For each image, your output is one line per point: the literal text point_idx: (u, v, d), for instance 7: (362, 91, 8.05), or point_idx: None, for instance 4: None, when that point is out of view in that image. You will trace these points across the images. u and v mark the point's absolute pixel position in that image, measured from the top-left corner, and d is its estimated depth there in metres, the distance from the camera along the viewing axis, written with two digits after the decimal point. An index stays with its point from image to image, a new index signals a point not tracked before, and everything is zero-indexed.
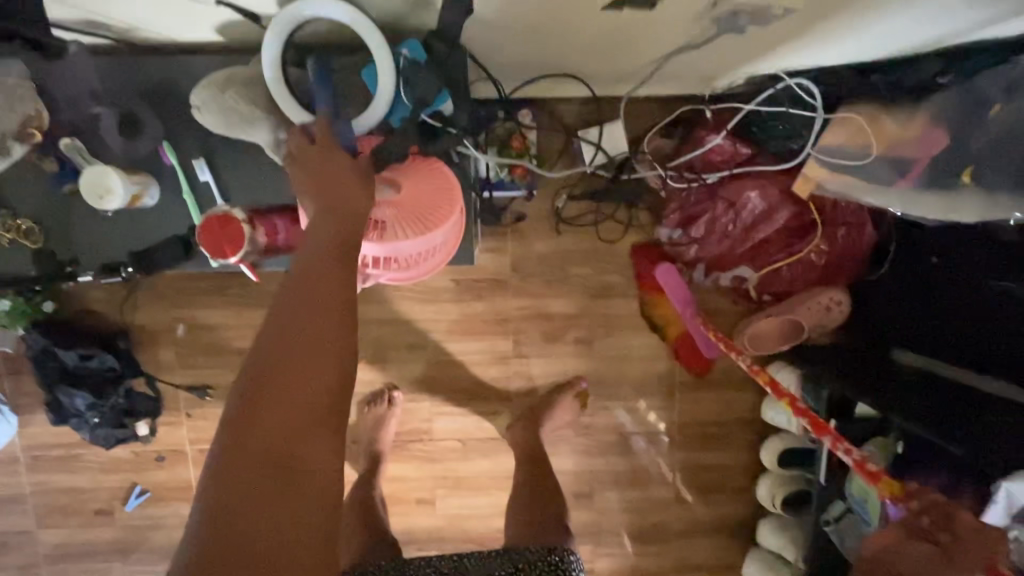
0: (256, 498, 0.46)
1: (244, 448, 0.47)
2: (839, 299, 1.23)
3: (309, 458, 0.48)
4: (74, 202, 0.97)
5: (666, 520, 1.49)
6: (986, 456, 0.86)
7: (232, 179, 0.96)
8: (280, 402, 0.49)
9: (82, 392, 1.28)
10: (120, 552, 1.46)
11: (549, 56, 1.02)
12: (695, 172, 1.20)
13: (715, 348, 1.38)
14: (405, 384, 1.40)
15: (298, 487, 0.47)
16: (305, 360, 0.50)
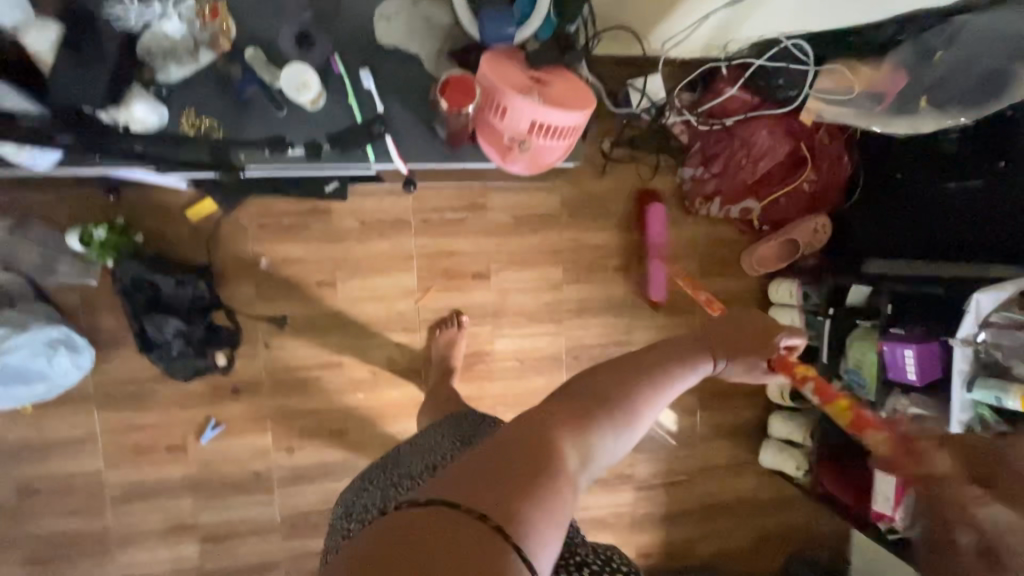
0: (503, 466, 0.59)
1: (538, 415, 0.65)
2: (823, 223, 1.54)
3: (527, 469, 0.59)
4: (251, 105, 1.09)
5: (693, 425, 1.74)
6: (958, 288, 1.20)
7: (389, 85, 1.11)
8: (570, 410, 0.66)
9: (174, 317, 1.35)
10: (191, 488, 1.50)
11: (621, 10, 1.31)
12: (716, 118, 1.49)
13: (662, 291, 1.64)
14: (470, 310, 1.58)
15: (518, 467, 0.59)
16: (602, 399, 0.68)
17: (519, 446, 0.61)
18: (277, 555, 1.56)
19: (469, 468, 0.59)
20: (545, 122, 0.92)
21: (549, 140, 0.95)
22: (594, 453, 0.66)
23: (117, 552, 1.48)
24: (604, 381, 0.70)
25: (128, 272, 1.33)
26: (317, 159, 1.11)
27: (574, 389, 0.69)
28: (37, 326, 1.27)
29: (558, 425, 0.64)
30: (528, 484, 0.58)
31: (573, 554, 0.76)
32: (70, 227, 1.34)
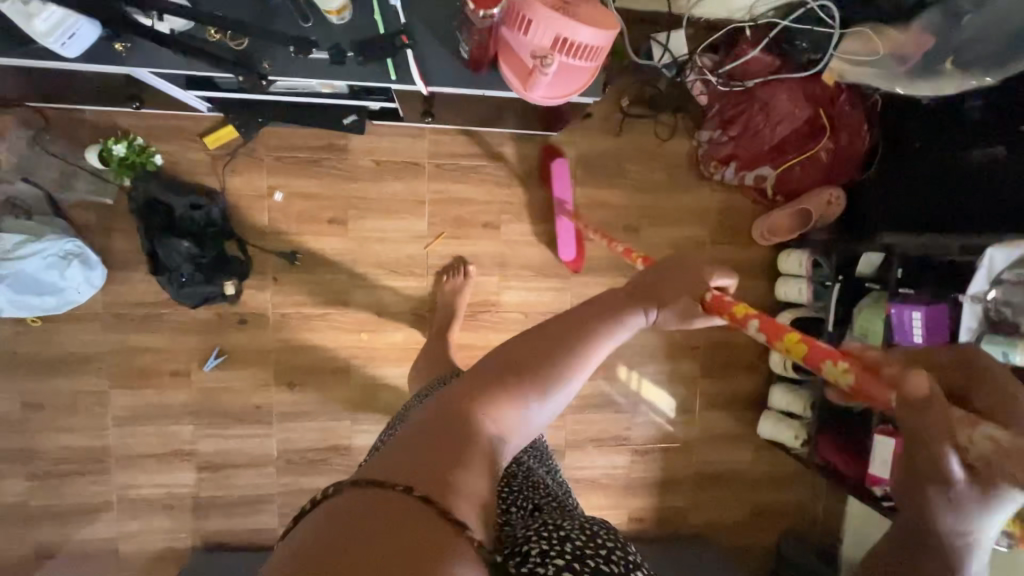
0: (414, 453, 0.53)
1: (452, 396, 0.59)
2: (837, 196, 1.53)
3: (439, 454, 0.54)
4: (277, 13, 0.98)
5: (692, 391, 1.74)
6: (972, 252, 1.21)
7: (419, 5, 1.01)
8: (488, 382, 0.60)
9: (187, 240, 1.37)
10: (192, 415, 1.52)
11: None
12: (737, 79, 1.48)
13: (571, 250, 1.56)
14: (478, 259, 1.58)
15: (429, 452, 0.53)
16: (524, 367, 0.61)
17: (432, 433, 0.55)
18: (272, 489, 1.57)
19: (390, 453, 0.54)
20: (568, 37, 0.90)
21: (569, 58, 0.93)
22: (522, 419, 0.60)
23: (115, 473, 1.50)
24: (535, 341, 0.62)
25: (145, 190, 1.36)
26: (340, 67, 0.99)
27: (490, 362, 0.62)
28: (53, 236, 1.29)
29: (478, 395, 0.58)
30: (448, 460, 0.53)
31: (555, 528, 0.62)
32: (90, 144, 1.36)
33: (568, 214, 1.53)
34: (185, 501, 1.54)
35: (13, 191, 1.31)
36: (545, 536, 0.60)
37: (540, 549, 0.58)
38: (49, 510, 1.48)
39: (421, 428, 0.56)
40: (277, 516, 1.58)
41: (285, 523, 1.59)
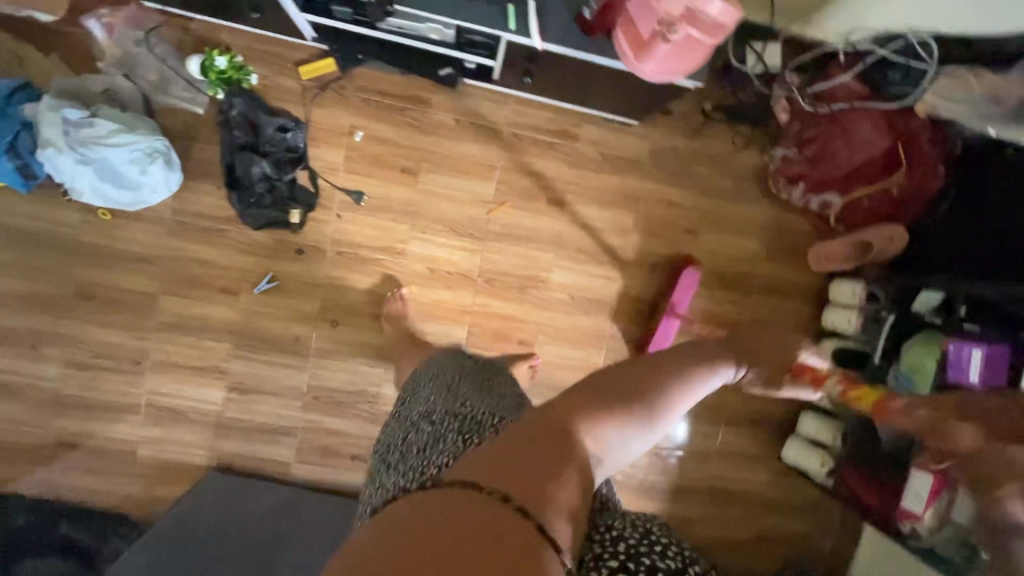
0: (525, 451, 0.56)
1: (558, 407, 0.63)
2: (898, 234, 1.52)
3: (545, 460, 0.56)
4: None
5: (721, 405, 1.74)
6: None
7: None
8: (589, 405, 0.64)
9: (266, 160, 1.42)
10: (231, 334, 1.52)
11: None
12: (822, 101, 1.51)
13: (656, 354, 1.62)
14: (536, 233, 1.60)
15: (538, 454, 0.56)
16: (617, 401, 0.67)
17: (541, 437, 0.58)
18: (293, 423, 1.57)
19: (486, 455, 0.55)
20: (699, 10, 0.91)
21: (694, 32, 0.94)
22: (617, 446, 0.65)
23: (149, 376, 1.51)
24: (626, 380, 0.71)
25: (235, 105, 1.39)
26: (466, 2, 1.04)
27: (589, 386, 0.68)
28: (143, 132, 1.31)
29: (584, 414, 0.63)
30: (549, 470, 0.55)
31: (606, 529, 0.69)
32: (192, 54, 1.40)
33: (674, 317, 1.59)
34: (210, 418, 1.54)
35: (114, 86, 1.36)
36: (596, 541, 0.67)
37: (592, 554, 0.65)
38: (81, 401, 1.50)
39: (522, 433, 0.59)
40: (293, 451, 1.57)
41: (300, 459, 1.58)
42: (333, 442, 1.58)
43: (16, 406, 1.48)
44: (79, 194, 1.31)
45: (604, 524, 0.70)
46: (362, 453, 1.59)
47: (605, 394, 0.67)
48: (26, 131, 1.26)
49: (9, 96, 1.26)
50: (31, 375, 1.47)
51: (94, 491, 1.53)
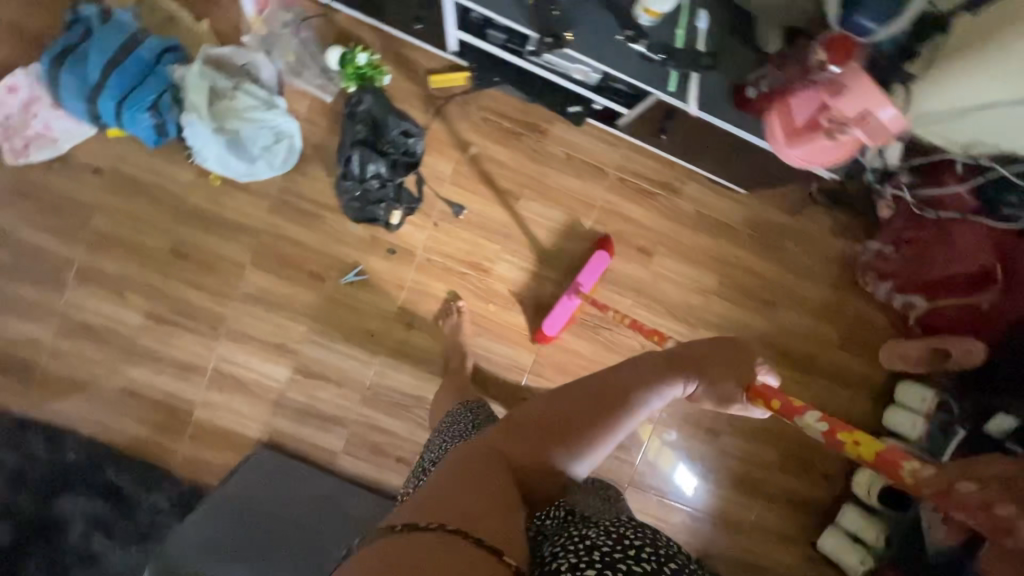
0: (465, 478, 0.69)
1: (503, 436, 0.78)
2: (979, 348, 1.49)
3: (484, 477, 0.70)
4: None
5: (763, 479, 1.74)
6: None
7: (717, 37, 1.06)
8: (529, 426, 0.80)
9: (381, 161, 1.43)
10: (309, 317, 1.55)
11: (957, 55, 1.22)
12: (930, 206, 1.51)
13: (556, 327, 1.51)
14: (620, 277, 1.61)
15: (476, 476, 0.69)
16: (559, 416, 0.81)
17: (483, 464, 0.72)
18: (348, 416, 1.58)
19: (435, 489, 0.67)
20: (869, 119, 0.95)
21: (862, 136, 0.97)
22: (563, 460, 0.80)
23: (222, 342, 1.54)
24: (568, 399, 0.83)
25: (365, 102, 1.42)
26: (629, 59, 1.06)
27: (531, 412, 0.82)
28: (276, 113, 1.36)
29: (519, 441, 0.78)
30: (484, 497, 0.66)
31: (582, 539, 0.69)
32: (332, 45, 1.43)
33: (574, 298, 1.49)
34: (271, 395, 1.56)
35: (255, 63, 1.39)
36: (573, 550, 0.67)
37: (570, 563, 0.65)
38: (154, 353, 1.53)
39: (460, 467, 0.72)
40: (343, 442, 1.58)
41: (348, 451, 1.59)
42: (382, 441, 1.59)
43: (93, 346, 1.51)
44: (202, 161, 1.35)
45: (581, 535, 0.71)
46: (407, 457, 1.60)
47: (547, 417, 0.81)
48: (170, 92, 1.32)
49: (161, 56, 1.32)
50: (114, 319, 1.51)
51: (146, 442, 1.56)
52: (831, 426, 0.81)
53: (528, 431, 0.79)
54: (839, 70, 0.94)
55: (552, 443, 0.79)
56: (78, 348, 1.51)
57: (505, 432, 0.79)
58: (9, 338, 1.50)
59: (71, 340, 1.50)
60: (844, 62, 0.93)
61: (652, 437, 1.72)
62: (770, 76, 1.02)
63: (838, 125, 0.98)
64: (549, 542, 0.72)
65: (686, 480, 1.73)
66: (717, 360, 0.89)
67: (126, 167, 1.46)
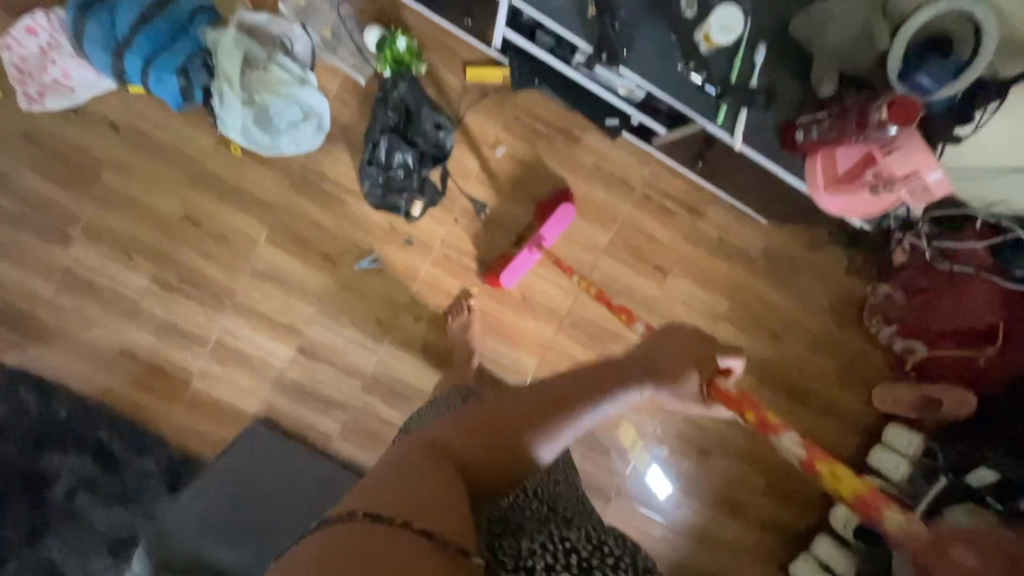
0: (399, 475, 0.64)
1: (444, 433, 0.72)
2: (968, 399, 1.54)
3: (418, 472, 0.64)
4: (651, 17, 1.03)
5: (746, 502, 1.78)
6: None
7: (771, 72, 1.05)
8: (473, 423, 0.73)
9: (411, 151, 1.41)
10: (318, 299, 1.53)
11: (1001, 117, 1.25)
12: (946, 258, 1.54)
13: (512, 278, 1.48)
14: (633, 292, 1.61)
15: (408, 473, 0.64)
16: (506, 413, 0.74)
17: (416, 460, 0.66)
18: (347, 401, 1.57)
19: (375, 485, 0.63)
20: (912, 179, 0.99)
21: (904, 195, 1.01)
22: (514, 458, 0.73)
23: (228, 315, 1.51)
24: (514, 398, 0.76)
25: (400, 88, 1.39)
26: (681, 84, 1.03)
27: (475, 412, 0.74)
28: (309, 89, 1.31)
29: (460, 437, 0.71)
30: (420, 492, 0.62)
31: (562, 538, 0.70)
32: (371, 25, 1.39)
33: (535, 250, 1.46)
34: (272, 372, 1.55)
35: (289, 34, 1.34)
36: (550, 550, 0.67)
37: (544, 564, 0.66)
38: (157, 319, 1.50)
39: (398, 460, 0.67)
40: (339, 426, 1.58)
41: (343, 435, 1.58)
42: (380, 429, 1.59)
43: (95, 306, 1.48)
44: (225, 131, 1.31)
45: (561, 535, 0.71)
46: None
47: (492, 415, 0.74)
48: (200, 55, 1.27)
49: (193, 17, 1.28)
50: (119, 281, 1.48)
51: (140, 408, 1.54)
52: (808, 451, 0.80)
53: (472, 428, 0.72)
54: (897, 130, 0.94)
55: (497, 440, 0.72)
56: (80, 306, 1.48)
57: (446, 432, 0.72)
58: (9, 288, 1.46)
59: (74, 297, 1.47)
60: (905, 125, 0.92)
61: (642, 451, 1.76)
62: (823, 123, 0.99)
63: (882, 181, 1.00)
64: (528, 537, 0.72)
65: (670, 493, 1.77)
66: (677, 353, 0.81)
67: (147, 127, 1.43)
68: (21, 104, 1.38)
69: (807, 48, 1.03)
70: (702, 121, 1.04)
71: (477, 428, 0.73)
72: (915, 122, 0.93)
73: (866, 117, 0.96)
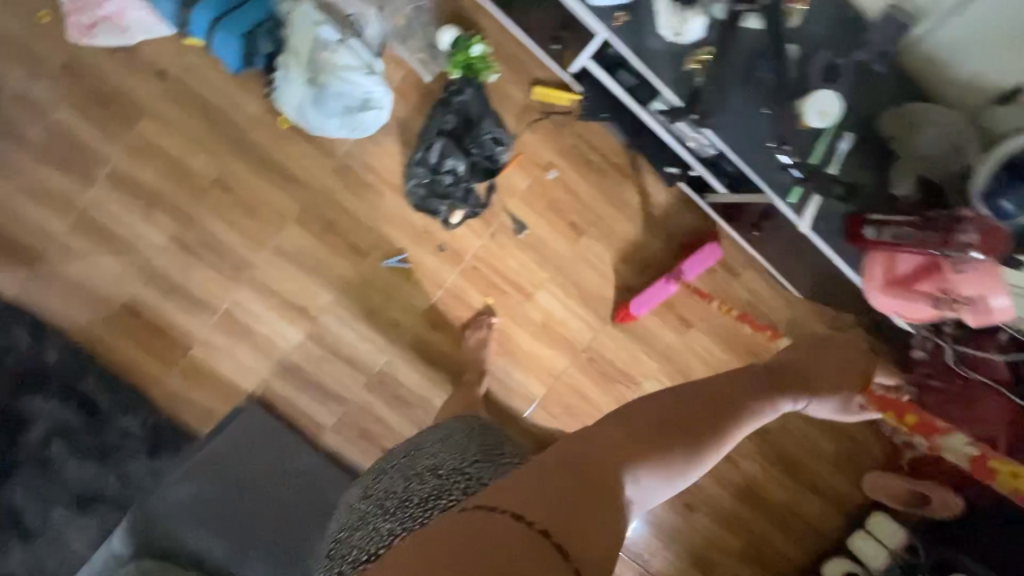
0: (558, 475, 0.69)
1: (599, 434, 0.79)
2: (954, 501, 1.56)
3: (580, 469, 0.71)
4: (746, 82, 1.01)
5: (721, 563, 1.78)
6: None
7: (853, 161, 1.04)
8: (621, 431, 0.80)
9: (464, 160, 1.37)
10: (339, 288, 1.48)
11: None
12: (965, 363, 1.55)
13: (643, 305, 1.48)
14: (654, 339, 1.58)
15: (570, 471, 0.70)
16: (648, 431, 0.81)
17: (575, 459, 0.72)
18: (347, 397, 1.52)
19: (516, 489, 0.66)
20: (977, 303, 0.98)
21: (963, 312, 1.00)
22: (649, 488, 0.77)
23: (242, 288, 1.46)
24: (650, 408, 0.85)
25: (465, 94, 1.36)
26: (764, 156, 1.01)
27: (618, 424, 0.81)
28: (373, 77, 1.26)
29: (614, 449, 0.76)
30: (569, 497, 0.66)
31: None
32: (448, 24, 1.36)
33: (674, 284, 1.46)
34: (276, 354, 1.49)
35: (365, 16, 1.29)
36: None
37: None
38: (168, 279, 1.44)
39: (529, 474, 0.69)
40: (334, 419, 1.52)
41: (337, 429, 1.53)
42: (374, 430, 1.54)
43: (107, 255, 1.42)
44: (281, 103, 1.27)
45: None
46: None
47: (641, 427, 0.81)
48: (269, 23, 1.25)
49: None
50: (136, 234, 1.42)
51: (131, 365, 1.47)
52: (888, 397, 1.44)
53: (629, 436, 0.79)
54: (979, 257, 0.93)
55: (642, 460, 0.77)
56: (90, 251, 1.42)
57: (602, 436, 0.78)
58: (20, 219, 1.39)
59: (86, 241, 1.41)
60: (988, 256, 0.92)
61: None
62: (902, 227, 0.97)
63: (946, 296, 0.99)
64: None
65: (649, 541, 1.76)
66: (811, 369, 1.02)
67: (197, 83, 1.38)
68: (71, 35, 1.33)
69: (896, 146, 1.02)
70: (775, 197, 1.03)
71: (621, 442, 0.78)
72: (999, 252, 0.93)
73: (953, 234, 0.93)
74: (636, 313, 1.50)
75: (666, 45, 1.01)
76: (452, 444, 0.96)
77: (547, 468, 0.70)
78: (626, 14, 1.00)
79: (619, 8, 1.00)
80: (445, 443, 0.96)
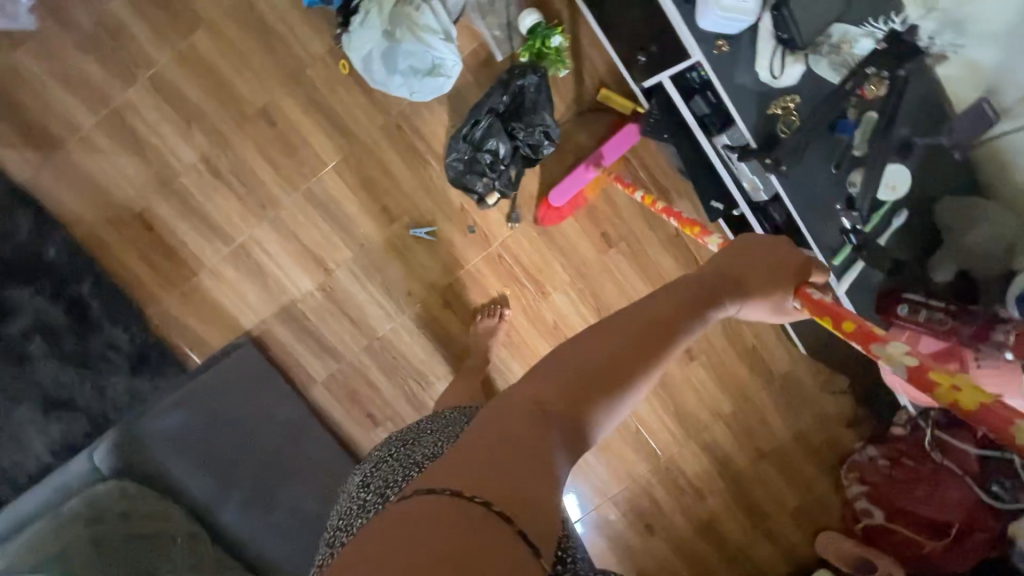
0: (486, 443, 0.64)
1: (537, 380, 0.72)
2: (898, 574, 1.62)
3: (507, 427, 0.65)
4: (822, 139, 1.11)
5: None
6: None
7: (904, 236, 1.14)
8: (560, 371, 0.71)
9: (506, 142, 1.35)
10: (360, 246, 1.45)
11: None
12: (939, 449, 1.60)
13: (561, 195, 1.40)
14: None
15: (494, 433, 0.65)
16: (594, 367, 0.71)
17: (503, 419, 0.67)
18: (344, 355, 1.50)
19: (458, 464, 0.62)
20: None
21: None
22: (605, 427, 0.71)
23: (263, 225, 1.42)
24: (592, 342, 0.74)
25: (528, 80, 1.32)
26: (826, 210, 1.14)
27: (559, 362, 0.73)
28: (446, 44, 1.23)
29: (546, 393, 0.69)
30: (501, 466, 0.60)
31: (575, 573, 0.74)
32: (531, 8, 1.34)
33: (592, 169, 1.37)
34: (283, 298, 1.46)
35: None
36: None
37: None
38: (188, 199, 1.39)
39: (466, 445, 0.65)
40: (326, 375, 1.50)
41: (327, 385, 1.51)
42: (364, 394, 1.52)
43: (132, 162, 1.36)
44: (348, 49, 1.22)
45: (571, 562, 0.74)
46: (379, 420, 1.53)
47: (585, 367, 0.71)
48: None
49: None
50: (167, 146, 1.36)
51: (133, 279, 1.42)
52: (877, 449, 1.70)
53: (573, 378, 0.71)
54: None
55: (591, 403, 0.69)
56: (115, 152, 1.36)
57: (540, 382, 0.71)
58: (49, 105, 1.32)
59: (113, 143, 1.35)
60: None
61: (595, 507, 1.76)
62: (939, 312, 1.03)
63: None
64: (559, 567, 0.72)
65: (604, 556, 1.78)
66: (758, 268, 0.89)
67: (265, 8, 1.33)
68: None
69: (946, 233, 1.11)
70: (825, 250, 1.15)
71: (563, 387, 0.70)
72: None
73: None
74: (553, 204, 1.42)
75: (756, 87, 1.12)
76: (451, 433, 0.93)
77: (475, 440, 0.65)
78: (726, 44, 1.10)
79: (721, 37, 1.10)
80: (444, 433, 0.92)
